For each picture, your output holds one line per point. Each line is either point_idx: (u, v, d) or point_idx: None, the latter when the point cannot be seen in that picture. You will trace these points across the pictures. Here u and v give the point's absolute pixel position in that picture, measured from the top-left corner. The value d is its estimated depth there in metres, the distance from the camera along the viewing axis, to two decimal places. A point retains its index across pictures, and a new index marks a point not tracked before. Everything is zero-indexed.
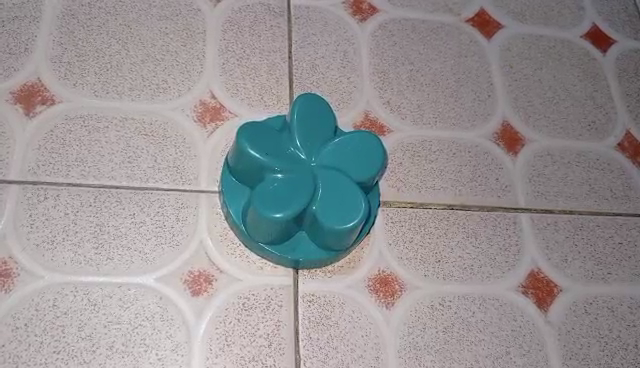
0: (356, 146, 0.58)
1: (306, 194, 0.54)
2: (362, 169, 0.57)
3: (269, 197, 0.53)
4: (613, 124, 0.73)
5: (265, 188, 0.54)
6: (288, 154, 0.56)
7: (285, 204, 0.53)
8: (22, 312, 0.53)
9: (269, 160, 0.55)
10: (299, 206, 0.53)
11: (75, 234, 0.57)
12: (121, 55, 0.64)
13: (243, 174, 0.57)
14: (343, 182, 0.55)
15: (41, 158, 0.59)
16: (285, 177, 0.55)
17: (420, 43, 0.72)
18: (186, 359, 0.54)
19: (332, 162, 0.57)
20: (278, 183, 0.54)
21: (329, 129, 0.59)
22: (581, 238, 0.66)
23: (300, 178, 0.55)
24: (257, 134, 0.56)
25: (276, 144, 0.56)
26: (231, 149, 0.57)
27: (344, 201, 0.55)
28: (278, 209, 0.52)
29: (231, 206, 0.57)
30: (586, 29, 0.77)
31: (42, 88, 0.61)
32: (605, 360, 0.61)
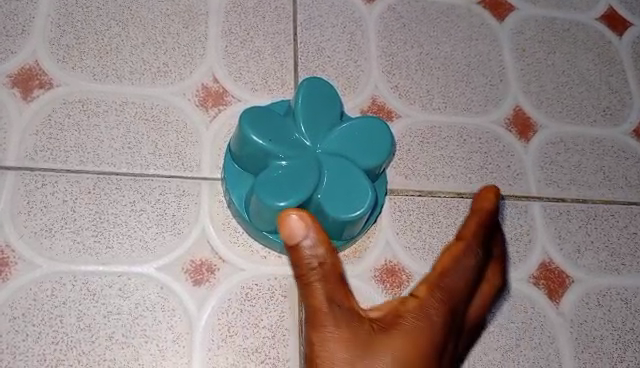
0: (364, 131, 0.56)
1: (311, 182, 0.52)
2: (370, 156, 0.55)
3: (272, 185, 0.51)
4: (629, 110, 0.70)
5: (269, 175, 0.52)
6: (294, 140, 0.54)
7: (289, 192, 0.51)
8: (19, 302, 0.52)
9: (272, 147, 0.53)
10: (304, 194, 0.51)
11: (74, 222, 0.55)
12: (121, 37, 0.62)
13: (245, 161, 0.55)
14: (350, 170, 0.54)
15: (39, 144, 0.57)
16: (290, 165, 0.53)
17: (429, 25, 0.69)
18: (187, 350, 0.53)
19: (338, 149, 0.55)
20: (282, 170, 0.52)
21: (336, 115, 0.57)
22: (594, 228, 0.64)
23: (305, 165, 0.53)
24: (260, 120, 0.54)
25: (281, 129, 0.54)
26: (233, 136, 0.56)
27: (351, 189, 0.53)
28: (283, 199, 0.51)
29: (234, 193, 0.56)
30: (602, 12, 0.74)
31: (40, 71, 0.59)
32: (617, 353, 0.60)
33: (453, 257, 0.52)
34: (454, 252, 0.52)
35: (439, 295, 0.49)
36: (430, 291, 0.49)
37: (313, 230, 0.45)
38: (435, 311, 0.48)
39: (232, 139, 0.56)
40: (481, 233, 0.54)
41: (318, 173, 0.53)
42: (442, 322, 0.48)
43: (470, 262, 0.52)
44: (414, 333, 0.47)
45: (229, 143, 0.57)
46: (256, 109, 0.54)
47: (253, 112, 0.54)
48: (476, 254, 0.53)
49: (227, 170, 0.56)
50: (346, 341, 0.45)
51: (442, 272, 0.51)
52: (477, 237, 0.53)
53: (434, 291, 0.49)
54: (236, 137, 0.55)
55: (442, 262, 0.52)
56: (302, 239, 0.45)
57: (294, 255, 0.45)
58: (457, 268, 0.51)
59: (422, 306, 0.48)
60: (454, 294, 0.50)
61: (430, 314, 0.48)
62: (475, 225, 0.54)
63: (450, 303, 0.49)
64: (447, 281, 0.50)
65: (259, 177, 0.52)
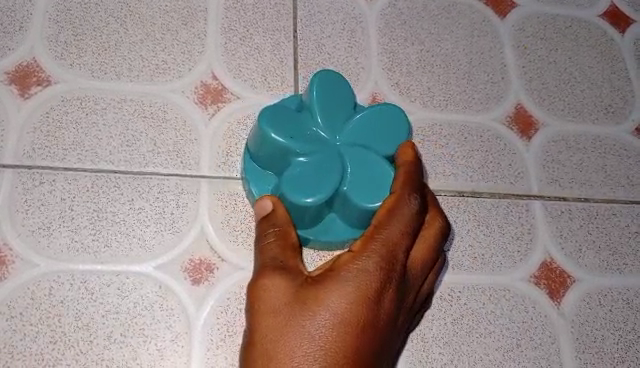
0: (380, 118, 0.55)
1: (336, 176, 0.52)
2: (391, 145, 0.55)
3: (297, 183, 0.51)
4: (631, 108, 0.70)
5: (291, 173, 0.52)
6: (314, 134, 0.54)
7: (315, 189, 0.51)
8: (17, 301, 0.52)
9: (292, 144, 0.52)
10: (329, 189, 0.51)
11: (72, 221, 0.55)
12: (119, 34, 0.62)
13: (265, 160, 0.54)
14: (372, 160, 0.53)
15: (37, 141, 0.57)
16: (314, 160, 0.52)
17: (431, 22, 0.69)
18: (186, 350, 0.53)
19: (360, 140, 0.55)
20: (304, 167, 0.52)
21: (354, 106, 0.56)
22: (596, 227, 0.63)
23: (329, 159, 0.52)
24: (280, 118, 0.53)
25: (301, 125, 0.54)
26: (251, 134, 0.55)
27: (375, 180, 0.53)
28: (307, 196, 0.51)
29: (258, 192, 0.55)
30: (605, 9, 0.74)
31: (38, 68, 0.59)
32: (619, 353, 0.59)
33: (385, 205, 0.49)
34: (388, 203, 0.49)
35: (378, 247, 0.45)
36: (367, 243, 0.45)
37: (281, 208, 0.51)
38: (373, 259, 0.44)
39: (253, 139, 0.55)
40: (414, 180, 0.51)
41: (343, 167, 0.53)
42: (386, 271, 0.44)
43: (405, 209, 0.48)
44: (347, 282, 0.43)
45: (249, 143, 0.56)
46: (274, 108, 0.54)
47: (271, 111, 0.53)
48: (413, 204, 0.49)
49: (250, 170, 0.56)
50: (278, 295, 0.44)
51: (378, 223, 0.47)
52: (409, 187, 0.50)
53: (370, 243, 0.45)
54: (256, 138, 0.54)
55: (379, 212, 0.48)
56: (263, 215, 0.51)
57: (260, 228, 0.51)
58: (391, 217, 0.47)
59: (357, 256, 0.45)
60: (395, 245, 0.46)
61: (364, 259, 0.44)
62: (405, 175, 0.51)
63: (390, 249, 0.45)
64: (383, 232, 0.46)
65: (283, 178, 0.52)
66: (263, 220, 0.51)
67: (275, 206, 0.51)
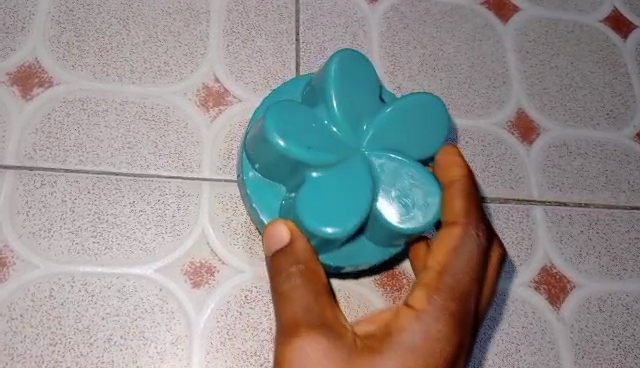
0: (402, 116, 0.52)
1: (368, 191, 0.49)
2: (421, 145, 0.52)
3: (325, 203, 0.47)
4: (632, 114, 0.70)
5: (315, 193, 0.48)
6: (333, 140, 0.50)
7: (345, 210, 0.48)
8: (17, 302, 0.52)
9: (311, 156, 0.49)
10: (363, 208, 0.48)
11: (73, 223, 0.55)
12: (121, 35, 0.61)
13: (279, 173, 0.51)
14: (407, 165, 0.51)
15: (38, 143, 0.57)
16: (337, 174, 0.49)
17: (433, 26, 0.69)
18: (186, 353, 0.53)
19: (388, 141, 0.52)
20: (330, 183, 0.48)
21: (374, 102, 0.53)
22: (596, 232, 0.64)
23: (356, 170, 0.49)
24: (290, 124, 0.49)
25: (316, 130, 0.50)
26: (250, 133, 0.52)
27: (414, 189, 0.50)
28: (340, 221, 0.47)
29: (266, 206, 0.52)
30: (607, 13, 0.74)
31: (39, 69, 0.59)
32: (618, 359, 0.59)
33: (441, 245, 0.49)
34: (446, 243, 0.48)
35: (445, 300, 0.46)
36: (431, 294, 0.46)
37: (300, 240, 0.46)
38: (438, 313, 0.45)
39: (254, 140, 0.51)
40: (470, 212, 0.50)
41: (372, 179, 0.49)
42: (455, 324, 0.45)
43: (468, 250, 0.48)
44: (420, 343, 0.44)
45: (247, 144, 0.52)
46: (280, 107, 0.49)
47: (279, 115, 0.49)
48: (472, 244, 0.49)
49: (253, 180, 0.53)
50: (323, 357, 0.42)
51: (439, 270, 0.47)
52: (465, 224, 0.49)
53: (436, 296, 0.46)
54: (261, 144, 0.50)
55: (437, 255, 0.48)
56: (281, 249, 0.46)
57: (276, 263, 0.47)
58: (452, 260, 0.48)
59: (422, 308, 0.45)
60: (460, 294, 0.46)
61: (430, 312, 0.45)
62: (461, 207, 0.50)
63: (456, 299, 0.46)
64: (449, 280, 0.47)
65: (301, 194, 0.48)
66: (282, 253, 0.46)
67: (294, 239, 0.46)
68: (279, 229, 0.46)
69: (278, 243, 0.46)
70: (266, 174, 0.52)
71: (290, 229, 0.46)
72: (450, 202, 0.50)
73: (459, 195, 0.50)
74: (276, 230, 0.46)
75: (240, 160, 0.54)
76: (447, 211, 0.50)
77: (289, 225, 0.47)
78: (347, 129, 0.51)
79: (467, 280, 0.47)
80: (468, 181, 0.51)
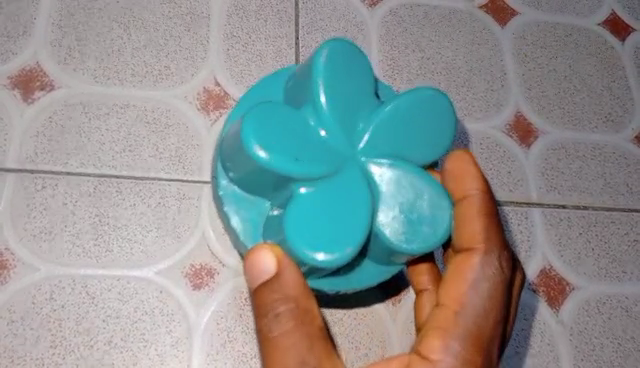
0: (393, 119, 0.50)
1: (364, 209, 0.48)
2: (422, 150, 0.52)
3: (313, 221, 0.47)
4: (631, 117, 0.70)
5: (307, 212, 0.47)
6: (323, 150, 0.49)
7: (340, 231, 0.47)
8: (18, 305, 0.52)
9: (296, 170, 0.48)
10: (360, 229, 0.47)
11: (73, 225, 0.55)
12: (122, 40, 0.62)
13: (266, 185, 0.50)
14: (409, 178, 0.50)
15: (39, 146, 0.57)
16: (329, 191, 0.48)
17: (432, 30, 0.69)
18: (187, 355, 0.53)
19: (385, 146, 0.51)
20: (317, 201, 0.47)
21: (370, 102, 0.52)
22: (595, 235, 0.64)
23: (350, 186, 0.48)
24: (274, 136, 0.47)
25: (303, 140, 0.49)
26: (227, 145, 0.51)
27: (418, 209, 0.49)
28: (335, 245, 0.46)
29: (250, 222, 0.51)
30: (605, 17, 0.74)
31: (41, 73, 0.59)
32: (617, 361, 0.60)
33: (460, 271, 0.48)
34: (467, 272, 0.48)
35: (464, 342, 0.45)
36: (446, 335, 0.46)
37: (287, 272, 0.45)
38: (460, 347, 0.45)
39: (235, 153, 0.49)
40: (490, 235, 0.49)
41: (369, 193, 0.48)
42: (480, 361, 0.45)
43: (486, 284, 0.48)
44: None
45: (228, 156, 0.50)
46: (259, 116, 0.47)
47: (262, 127, 0.47)
48: (493, 270, 0.48)
49: (233, 192, 0.52)
50: None
51: (457, 300, 0.47)
52: (484, 248, 0.49)
53: (453, 337, 0.45)
54: (243, 157, 0.48)
55: (455, 281, 0.48)
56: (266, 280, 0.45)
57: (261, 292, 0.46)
58: (469, 290, 0.47)
59: (445, 342, 0.45)
60: (483, 325, 0.46)
61: (453, 348, 0.45)
62: (480, 228, 0.49)
63: (479, 333, 0.46)
64: (466, 320, 0.46)
65: (288, 212, 0.47)
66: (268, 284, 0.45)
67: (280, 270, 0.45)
68: (264, 258, 0.45)
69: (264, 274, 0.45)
70: (249, 188, 0.51)
71: (274, 257, 0.45)
72: (468, 225, 0.50)
73: (476, 214, 0.50)
74: (260, 258, 0.45)
75: (218, 170, 0.53)
76: (464, 234, 0.50)
77: (274, 254, 0.45)
78: (340, 138, 0.50)
79: (491, 311, 0.47)
80: (486, 200, 0.51)
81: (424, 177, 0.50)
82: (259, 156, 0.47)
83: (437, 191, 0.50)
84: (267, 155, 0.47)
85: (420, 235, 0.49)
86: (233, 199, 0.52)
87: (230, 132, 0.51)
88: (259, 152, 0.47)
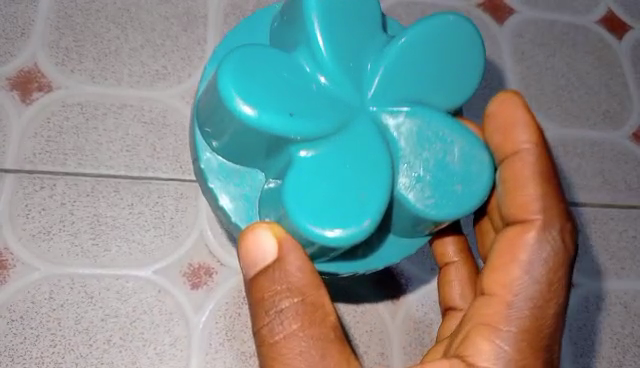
0: (405, 61, 0.46)
1: (379, 169, 0.43)
2: (440, 92, 0.47)
3: (323, 185, 0.42)
4: (629, 113, 0.70)
5: (315, 179, 0.42)
6: (324, 102, 0.44)
7: (356, 195, 0.42)
8: (17, 305, 0.52)
9: (294, 123, 0.42)
10: (380, 192, 0.42)
11: (72, 225, 0.55)
12: (120, 40, 0.62)
13: (257, 150, 0.44)
14: (429, 128, 0.45)
15: (37, 147, 0.57)
16: (340, 150, 0.43)
17: None
18: (186, 354, 0.53)
19: (398, 92, 0.46)
20: (324, 162, 0.43)
21: (376, 39, 0.46)
22: (594, 231, 0.64)
23: (363, 143, 0.43)
24: (263, 89, 0.42)
25: (299, 92, 0.43)
26: (204, 113, 0.45)
27: (444, 167, 0.44)
28: (353, 214, 0.41)
29: (244, 199, 0.46)
30: (602, 14, 0.74)
31: (39, 74, 0.59)
32: (616, 357, 0.60)
33: (513, 248, 0.47)
34: (521, 249, 0.47)
35: (513, 335, 0.45)
36: (494, 328, 0.45)
37: (292, 257, 0.43)
38: (509, 341, 0.45)
39: (217, 118, 0.44)
40: (544, 207, 0.48)
41: (384, 149, 0.44)
42: (530, 351, 0.45)
43: (537, 267, 0.46)
44: None
45: (207, 120, 0.45)
46: (241, 67, 0.42)
47: (246, 79, 0.42)
48: (550, 249, 0.47)
49: (219, 165, 0.46)
50: None
51: (509, 282, 0.46)
52: (541, 221, 0.48)
53: (501, 330, 0.45)
54: (227, 119, 0.43)
55: (501, 263, 0.47)
56: (268, 264, 0.43)
57: (264, 282, 0.43)
58: (522, 271, 0.46)
59: (495, 329, 0.45)
60: (536, 309, 0.46)
61: (504, 336, 0.45)
62: (535, 198, 0.48)
63: (532, 320, 0.45)
64: (514, 311, 0.46)
65: (291, 179, 0.42)
66: (271, 272, 0.43)
67: (283, 255, 0.42)
68: (262, 239, 0.42)
69: (265, 257, 0.43)
70: (236, 159, 0.46)
71: (276, 238, 0.42)
72: (522, 194, 0.48)
73: (530, 183, 0.48)
74: (259, 239, 0.42)
75: (197, 143, 0.47)
76: (518, 205, 0.48)
77: (276, 235, 0.42)
78: (345, 86, 0.44)
79: (545, 294, 0.46)
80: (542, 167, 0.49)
81: (447, 124, 0.45)
82: (248, 116, 0.41)
83: (463, 139, 0.45)
84: (257, 113, 0.41)
85: (448, 200, 0.44)
86: (219, 176, 0.46)
87: (207, 91, 0.45)
88: (246, 110, 0.41)
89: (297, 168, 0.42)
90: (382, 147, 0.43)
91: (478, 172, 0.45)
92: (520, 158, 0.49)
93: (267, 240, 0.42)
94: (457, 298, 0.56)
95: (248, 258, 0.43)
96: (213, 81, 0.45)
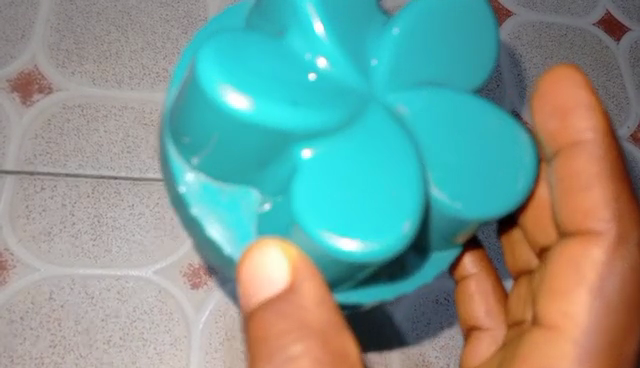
0: (415, 45, 0.40)
1: (409, 170, 0.36)
2: (456, 76, 0.42)
3: (342, 193, 0.35)
4: (627, 114, 0.71)
5: (335, 187, 0.35)
6: (331, 93, 0.37)
7: (388, 201, 0.35)
8: (17, 305, 0.53)
9: (300, 114, 0.35)
10: (413, 195, 0.36)
11: (72, 226, 0.55)
12: (120, 43, 0.62)
13: (252, 158, 0.36)
14: (456, 118, 0.39)
15: (38, 148, 0.57)
16: (362, 152, 0.36)
17: None
18: (186, 354, 0.54)
19: (410, 75, 0.40)
20: (340, 167, 0.36)
21: (374, 21, 0.40)
22: None
23: (387, 141, 0.37)
24: (257, 79, 0.35)
25: (301, 83, 0.36)
26: (176, 127, 0.38)
27: (485, 162, 0.39)
28: (392, 224, 0.34)
29: (233, 224, 0.39)
30: (600, 16, 0.75)
31: (39, 76, 0.60)
32: None
33: (576, 266, 0.44)
34: (585, 269, 0.44)
35: None
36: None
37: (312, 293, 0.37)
38: None
39: (198, 123, 0.36)
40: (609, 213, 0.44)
41: (411, 145, 0.37)
42: None
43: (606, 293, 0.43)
44: None
45: (185, 127, 0.38)
46: (223, 50, 0.35)
47: (234, 68, 0.34)
48: (622, 267, 0.44)
49: (200, 185, 0.39)
50: None
51: (571, 314, 0.43)
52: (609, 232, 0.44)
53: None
54: (213, 120, 0.35)
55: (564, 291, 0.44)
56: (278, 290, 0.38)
57: (273, 318, 0.38)
58: (586, 295, 0.43)
59: None
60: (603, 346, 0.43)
61: None
62: (602, 200, 0.45)
63: (602, 355, 0.43)
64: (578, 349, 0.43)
65: (306, 189, 0.35)
66: (280, 301, 0.38)
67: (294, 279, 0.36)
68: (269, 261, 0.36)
69: (274, 282, 0.38)
70: (221, 176, 0.39)
71: (286, 261, 0.36)
72: (585, 200, 0.45)
73: (595, 182, 0.45)
74: (266, 264, 0.36)
75: (172, 163, 0.40)
76: (580, 212, 0.45)
77: (285, 256, 0.36)
78: (351, 71, 0.38)
79: (613, 322, 0.43)
80: (606, 163, 0.45)
81: (475, 112, 0.40)
82: (243, 113, 0.34)
83: (494, 127, 0.40)
84: (254, 107, 0.34)
85: (493, 199, 0.38)
86: (202, 199, 0.39)
87: (179, 95, 0.38)
88: (238, 106, 0.34)
89: (307, 176, 0.35)
90: (407, 142, 0.37)
91: (519, 162, 0.39)
92: (580, 150, 0.45)
93: (275, 262, 0.36)
94: (482, 316, 0.56)
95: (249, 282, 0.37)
96: (186, 77, 0.37)
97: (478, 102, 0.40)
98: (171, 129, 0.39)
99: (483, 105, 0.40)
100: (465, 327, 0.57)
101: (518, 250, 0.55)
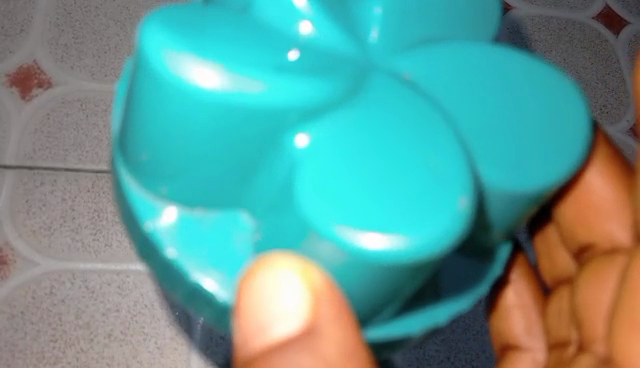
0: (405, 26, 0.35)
1: (436, 147, 0.31)
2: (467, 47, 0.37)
3: (372, 183, 0.29)
4: (626, 108, 0.71)
5: (347, 175, 0.30)
6: (325, 67, 0.31)
7: (422, 187, 0.30)
8: (18, 300, 0.53)
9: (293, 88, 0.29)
10: (451, 173, 0.30)
11: (72, 220, 0.56)
12: (119, 37, 0.62)
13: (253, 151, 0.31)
14: (471, 87, 0.34)
15: (37, 143, 0.57)
16: (373, 127, 0.31)
17: None
18: (186, 348, 0.54)
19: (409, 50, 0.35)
20: (354, 153, 0.30)
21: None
22: None
23: (399, 110, 0.31)
24: (222, 45, 0.29)
25: (280, 53, 0.31)
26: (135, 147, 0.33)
27: (527, 144, 0.33)
28: (433, 206, 0.29)
29: (224, 255, 0.34)
30: (599, 11, 0.75)
31: (38, 70, 0.60)
32: None
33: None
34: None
35: None
36: None
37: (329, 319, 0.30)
38: None
39: (156, 124, 0.30)
40: None
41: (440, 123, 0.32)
42: None
43: None
44: None
45: (141, 139, 0.32)
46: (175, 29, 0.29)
47: (190, 38, 0.29)
48: None
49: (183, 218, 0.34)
50: None
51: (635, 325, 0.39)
52: None
53: None
54: (180, 111, 0.29)
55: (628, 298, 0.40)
56: (288, 326, 0.30)
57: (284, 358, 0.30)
58: None
59: None
60: None
61: None
62: None
63: None
64: None
65: (317, 187, 0.29)
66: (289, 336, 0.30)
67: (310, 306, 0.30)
68: (279, 278, 0.29)
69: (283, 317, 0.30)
70: (194, 198, 0.33)
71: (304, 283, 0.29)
72: None
73: None
74: (276, 284, 0.29)
75: (134, 200, 0.34)
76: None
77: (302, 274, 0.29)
78: (341, 40, 0.33)
79: None
80: None
81: (495, 74, 0.35)
82: (215, 91, 0.28)
83: (523, 91, 0.35)
84: (226, 80, 0.28)
85: (543, 170, 0.33)
86: (179, 238, 0.34)
87: (128, 99, 0.32)
88: (206, 85, 0.28)
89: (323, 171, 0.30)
90: (426, 112, 0.32)
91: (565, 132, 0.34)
92: None
93: (288, 280, 0.29)
94: (522, 334, 0.53)
95: (246, 313, 0.30)
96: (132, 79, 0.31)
97: (494, 61, 0.35)
98: (124, 158, 0.34)
99: (504, 61, 0.35)
100: (499, 342, 0.54)
101: (556, 254, 0.53)
